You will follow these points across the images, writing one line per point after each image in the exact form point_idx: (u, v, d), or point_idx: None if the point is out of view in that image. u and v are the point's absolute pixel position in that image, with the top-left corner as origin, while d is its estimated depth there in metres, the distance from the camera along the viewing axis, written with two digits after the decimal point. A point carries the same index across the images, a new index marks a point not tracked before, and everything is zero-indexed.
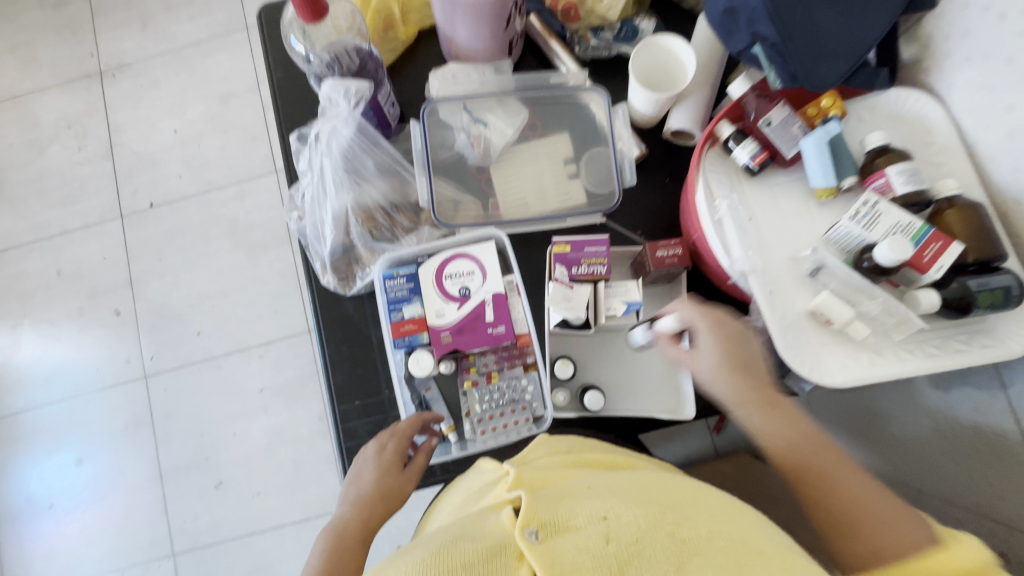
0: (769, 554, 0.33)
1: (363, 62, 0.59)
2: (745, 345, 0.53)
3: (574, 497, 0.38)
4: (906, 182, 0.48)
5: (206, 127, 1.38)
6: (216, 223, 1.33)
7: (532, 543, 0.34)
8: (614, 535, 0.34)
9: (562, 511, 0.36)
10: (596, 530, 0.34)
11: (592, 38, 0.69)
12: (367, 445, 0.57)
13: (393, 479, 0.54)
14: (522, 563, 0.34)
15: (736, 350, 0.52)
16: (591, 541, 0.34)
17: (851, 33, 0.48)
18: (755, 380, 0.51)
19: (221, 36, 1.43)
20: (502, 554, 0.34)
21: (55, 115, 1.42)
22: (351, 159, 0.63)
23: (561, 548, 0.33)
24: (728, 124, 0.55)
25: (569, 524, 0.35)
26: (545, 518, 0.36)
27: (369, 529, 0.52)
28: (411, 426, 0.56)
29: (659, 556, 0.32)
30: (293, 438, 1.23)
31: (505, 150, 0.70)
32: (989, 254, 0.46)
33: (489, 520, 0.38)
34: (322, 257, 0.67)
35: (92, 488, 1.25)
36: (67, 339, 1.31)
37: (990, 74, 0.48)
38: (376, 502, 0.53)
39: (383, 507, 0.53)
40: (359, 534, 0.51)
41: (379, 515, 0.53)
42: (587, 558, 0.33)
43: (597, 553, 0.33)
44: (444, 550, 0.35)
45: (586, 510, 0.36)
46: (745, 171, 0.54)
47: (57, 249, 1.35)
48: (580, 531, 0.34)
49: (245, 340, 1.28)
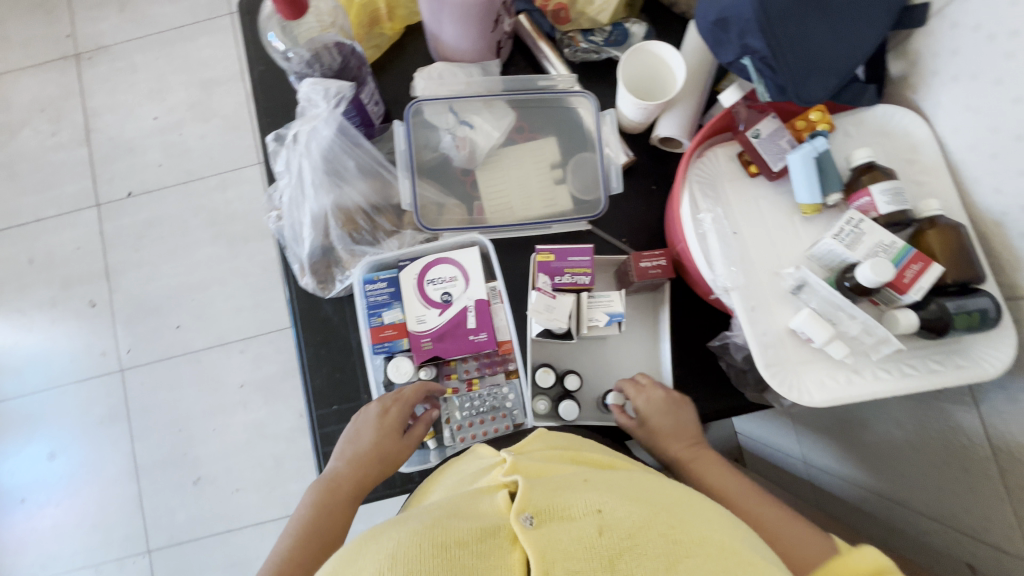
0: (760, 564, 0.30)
1: (345, 60, 0.57)
2: (682, 413, 0.55)
3: (573, 488, 0.35)
4: (889, 202, 0.48)
5: (187, 115, 1.34)
6: (196, 214, 1.30)
7: (525, 528, 0.32)
8: (607, 527, 0.31)
9: (557, 498, 0.34)
10: (589, 521, 0.31)
11: (582, 40, 0.69)
12: (368, 406, 0.56)
13: (391, 444, 0.53)
14: (513, 547, 0.31)
15: (666, 422, 0.54)
16: (583, 532, 0.31)
17: (840, 50, 0.48)
18: (682, 446, 0.53)
19: (204, 20, 1.38)
20: (495, 536, 0.32)
21: (28, 96, 1.36)
22: (331, 160, 0.61)
23: (555, 536, 0.31)
24: (613, 394, 0.59)
25: (564, 512, 0.32)
26: (541, 505, 0.33)
27: (361, 489, 0.51)
28: (415, 394, 0.56)
29: (652, 554, 0.29)
30: (273, 434, 1.22)
31: (491, 154, 0.69)
32: (967, 276, 0.46)
33: (483, 502, 0.36)
34: (300, 258, 0.65)
35: (66, 481, 1.22)
36: (40, 329, 1.27)
37: (975, 94, 0.48)
38: (373, 463, 0.53)
39: (378, 469, 0.53)
40: (351, 490, 0.51)
41: (373, 476, 0.52)
42: (579, 550, 0.30)
43: (588, 545, 0.30)
44: (434, 525, 0.32)
45: (582, 500, 0.33)
46: (733, 165, 0.55)
47: (29, 236, 1.30)
48: (574, 520, 0.32)
49: (225, 334, 1.25)
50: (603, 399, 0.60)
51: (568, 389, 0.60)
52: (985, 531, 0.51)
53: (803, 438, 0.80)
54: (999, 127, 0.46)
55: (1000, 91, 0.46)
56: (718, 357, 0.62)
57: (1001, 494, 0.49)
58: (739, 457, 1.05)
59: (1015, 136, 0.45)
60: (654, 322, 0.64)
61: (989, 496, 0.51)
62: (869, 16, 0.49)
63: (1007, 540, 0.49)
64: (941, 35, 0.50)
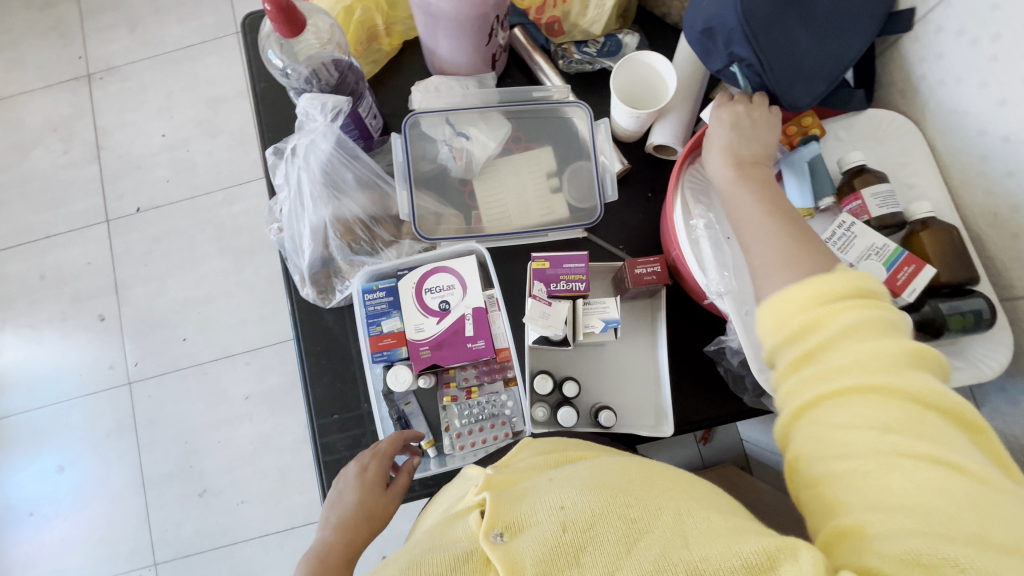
0: (713, 519, 0.31)
1: (343, 75, 0.58)
2: (764, 139, 0.50)
3: (536, 492, 0.35)
4: (880, 205, 0.48)
5: (194, 132, 1.37)
6: (203, 228, 1.32)
7: (495, 545, 0.32)
8: (569, 524, 0.31)
9: (523, 511, 0.34)
10: (551, 521, 0.32)
11: (576, 52, 0.70)
12: (346, 468, 0.54)
13: (377, 500, 0.51)
14: (487, 569, 0.31)
15: (746, 138, 0.50)
16: (545, 534, 0.31)
17: (826, 55, 0.49)
18: (751, 160, 0.49)
19: (211, 39, 1.42)
20: (468, 562, 0.32)
21: (40, 116, 1.40)
22: (329, 172, 0.62)
23: (521, 548, 0.31)
24: (607, 411, 0.59)
25: (529, 522, 0.33)
26: (509, 519, 0.34)
27: (353, 553, 0.47)
28: (392, 445, 0.55)
29: (609, 539, 0.30)
30: (278, 446, 1.22)
31: (488, 164, 0.70)
32: (960, 278, 0.46)
33: (456, 527, 0.36)
34: (300, 269, 0.66)
35: (74, 494, 1.23)
36: (50, 344, 1.29)
37: (962, 97, 0.48)
38: (361, 522, 0.49)
39: (367, 528, 0.49)
40: (342, 557, 0.46)
41: (363, 538, 0.49)
42: (544, 555, 0.30)
43: (552, 546, 0.31)
44: (411, 567, 0.33)
45: (544, 504, 0.33)
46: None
47: (40, 253, 1.33)
48: (537, 526, 0.32)
49: (232, 347, 1.27)
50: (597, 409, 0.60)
51: (567, 396, 0.60)
52: None
53: None
54: (986, 129, 0.47)
55: (985, 93, 0.46)
56: (716, 362, 0.62)
57: None
58: (746, 466, 1.04)
59: (1002, 138, 0.45)
60: (652, 328, 0.64)
61: None
62: (854, 22, 0.49)
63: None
64: (927, 40, 0.50)
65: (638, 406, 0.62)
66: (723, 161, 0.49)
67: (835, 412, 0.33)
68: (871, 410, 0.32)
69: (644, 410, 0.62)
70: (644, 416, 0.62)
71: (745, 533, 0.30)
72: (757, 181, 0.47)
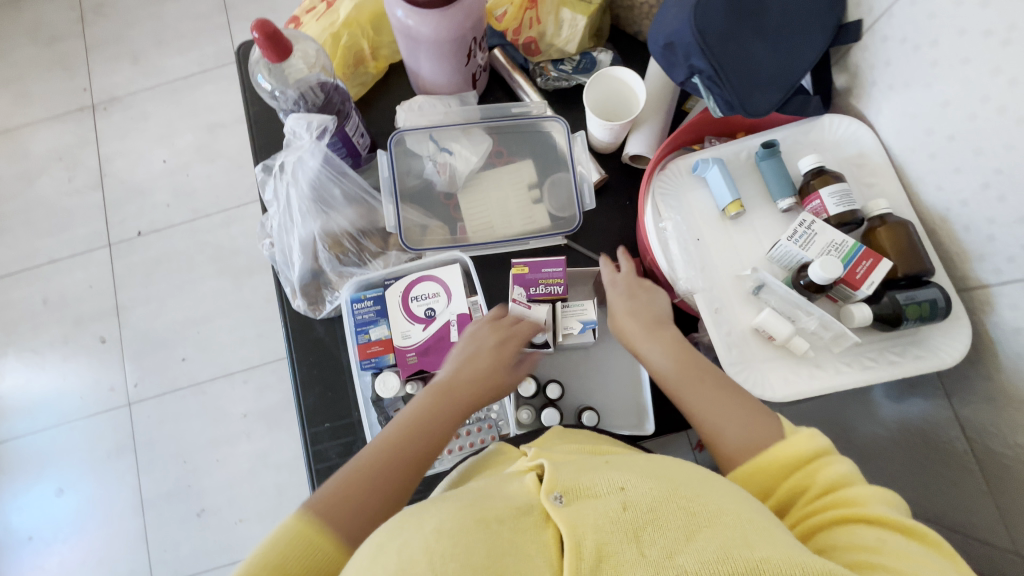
0: (759, 524, 0.32)
1: (329, 96, 0.62)
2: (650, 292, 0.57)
3: (597, 469, 0.37)
4: (838, 203, 0.51)
5: (194, 157, 1.42)
6: (202, 249, 1.36)
7: (556, 506, 0.34)
8: (631, 504, 0.33)
9: (585, 478, 0.36)
10: (614, 498, 0.34)
11: (553, 70, 0.74)
12: (482, 330, 0.57)
13: (505, 374, 0.55)
14: (546, 525, 0.33)
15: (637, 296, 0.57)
16: (608, 508, 0.33)
17: (781, 65, 0.52)
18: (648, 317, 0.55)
19: (211, 69, 1.47)
20: (527, 515, 0.34)
21: (46, 146, 1.45)
22: (318, 189, 0.65)
23: (585, 512, 0.33)
24: (590, 412, 0.61)
25: (589, 491, 0.35)
26: (568, 484, 0.35)
27: (467, 411, 0.52)
28: (529, 332, 0.58)
29: (672, 525, 0.32)
30: (276, 463, 1.23)
31: (471, 177, 0.74)
32: (918, 270, 0.48)
33: (512, 484, 0.37)
34: (292, 282, 0.69)
35: (74, 517, 1.23)
36: (51, 367, 1.31)
37: (910, 100, 0.51)
38: (485, 388, 0.53)
39: (486, 395, 0.53)
40: (461, 409, 0.51)
41: (479, 402, 0.53)
42: (608, 525, 0.32)
43: (615, 519, 0.32)
44: (473, 503, 0.34)
45: (606, 480, 0.35)
46: (691, 177, 0.58)
47: (43, 277, 1.36)
48: (600, 498, 0.34)
49: (230, 365, 1.29)
50: (581, 410, 0.62)
51: (550, 398, 0.62)
52: (975, 527, 0.50)
53: None
54: (933, 129, 0.49)
55: (930, 94, 0.49)
56: None
57: (982, 485, 0.50)
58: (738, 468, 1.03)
59: (948, 137, 0.48)
60: None
61: (974, 493, 0.51)
62: (806, 35, 0.53)
63: (994, 535, 0.48)
64: (875, 48, 0.53)
65: (621, 408, 0.64)
66: (631, 322, 0.55)
67: (844, 533, 0.35)
68: (870, 534, 0.34)
69: (627, 411, 0.64)
70: (627, 416, 0.63)
71: (781, 537, 0.32)
72: (665, 332, 0.53)
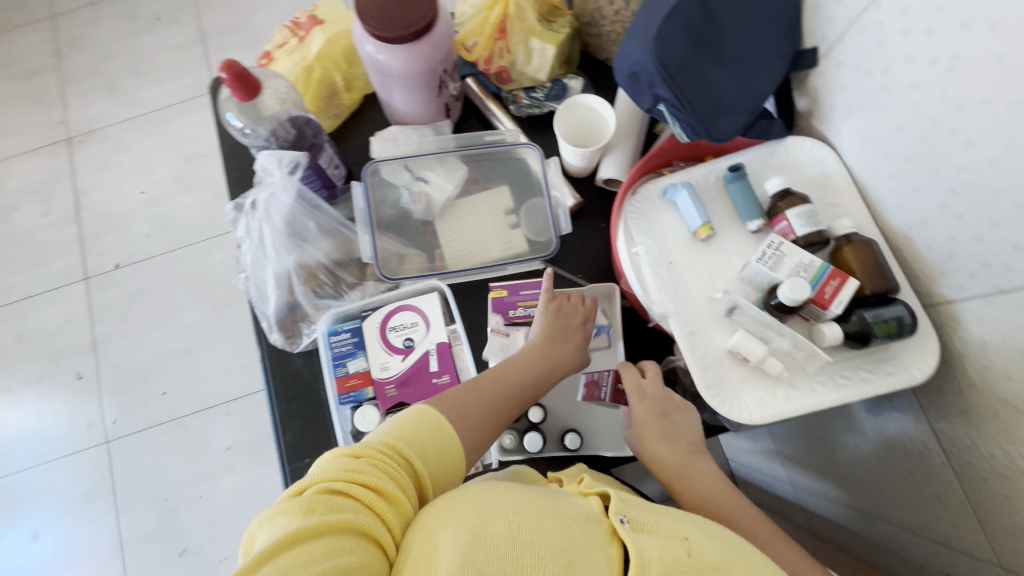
0: None
1: (300, 130, 0.63)
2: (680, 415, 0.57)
3: (667, 514, 0.41)
4: (804, 224, 0.51)
5: (173, 187, 1.41)
6: (181, 280, 1.34)
7: (624, 527, 0.38)
8: (694, 552, 0.36)
9: (649, 516, 0.39)
10: (677, 542, 0.37)
11: (524, 97, 0.75)
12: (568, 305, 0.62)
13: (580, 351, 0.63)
14: (610, 542, 0.37)
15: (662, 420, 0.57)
16: (673, 550, 0.36)
17: (742, 92, 0.54)
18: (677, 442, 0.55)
19: (189, 99, 1.48)
20: (596, 527, 0.38)
21: (20, 181, 1.43)
22: (292, 223, 0.65)
23: (649, 542, 0.36)
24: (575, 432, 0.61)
25: (655, 528, 0.38)
26: (636, 515, 0.39)
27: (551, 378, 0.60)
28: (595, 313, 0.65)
29: None
30: (261, 497, 1.20)
31: (448, 205, 0.74)
32: (883, 287, 0.49)
33: (579, 501, 0.41)
34: (268, 316, 0.67)
35: (49, 563, 1.18)
36: (24, 407, 1.27)
37: (868, 123, 0.52)
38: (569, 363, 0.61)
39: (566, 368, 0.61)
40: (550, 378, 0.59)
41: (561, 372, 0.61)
42: (672, 564, 0.35)
43: (680, 561, 0.36)
44: (544, 500, 0.39)
45: (672, 526, 0.39)
46: (662, 201, 0.59)
47: (18, 314, 1.33)
48: (665, 538, 0.37)
49: (212, 398, 1.26)
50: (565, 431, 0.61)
51: (532, 422, 0.62)
52: (955, 539, 0.51)
53: (789, 463, 0.79)
54: (890, 151, 0.51)
55: (884, 118, 0.50)
56: (676, 382, 0.63)
57: (961, 499, 0.50)
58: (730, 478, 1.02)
59: (904, 158, 0.49)
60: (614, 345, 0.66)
61: (955, 512, 0.51)
62: (764, 63, 0.54)
63: (977, 547, 0.49)
64: (831, 73, 0.55)
65: (604, 431, 0.63)
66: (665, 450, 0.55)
67: None
68: None
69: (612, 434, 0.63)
70: (611, 439, 0.63)
71: None
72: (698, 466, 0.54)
